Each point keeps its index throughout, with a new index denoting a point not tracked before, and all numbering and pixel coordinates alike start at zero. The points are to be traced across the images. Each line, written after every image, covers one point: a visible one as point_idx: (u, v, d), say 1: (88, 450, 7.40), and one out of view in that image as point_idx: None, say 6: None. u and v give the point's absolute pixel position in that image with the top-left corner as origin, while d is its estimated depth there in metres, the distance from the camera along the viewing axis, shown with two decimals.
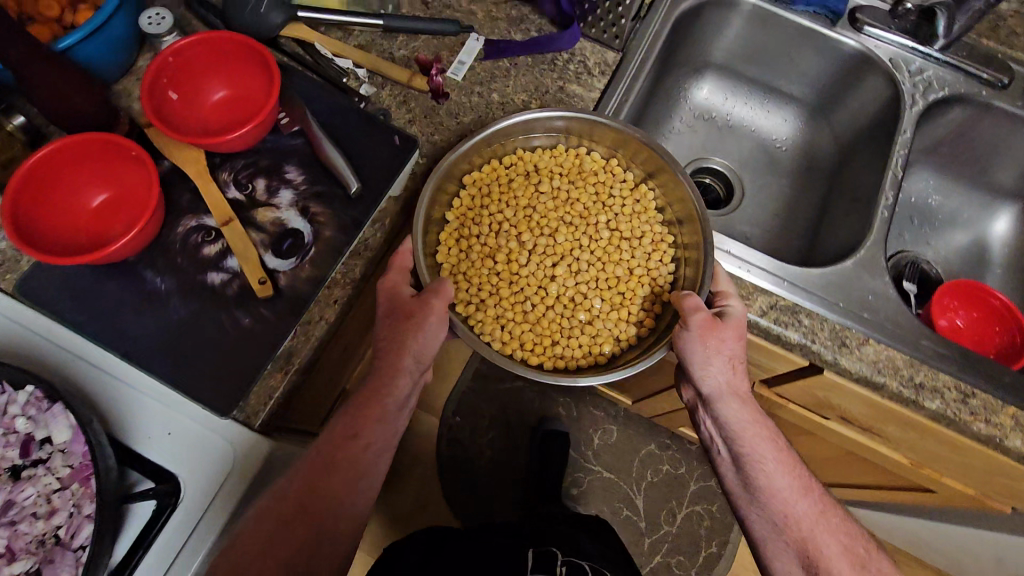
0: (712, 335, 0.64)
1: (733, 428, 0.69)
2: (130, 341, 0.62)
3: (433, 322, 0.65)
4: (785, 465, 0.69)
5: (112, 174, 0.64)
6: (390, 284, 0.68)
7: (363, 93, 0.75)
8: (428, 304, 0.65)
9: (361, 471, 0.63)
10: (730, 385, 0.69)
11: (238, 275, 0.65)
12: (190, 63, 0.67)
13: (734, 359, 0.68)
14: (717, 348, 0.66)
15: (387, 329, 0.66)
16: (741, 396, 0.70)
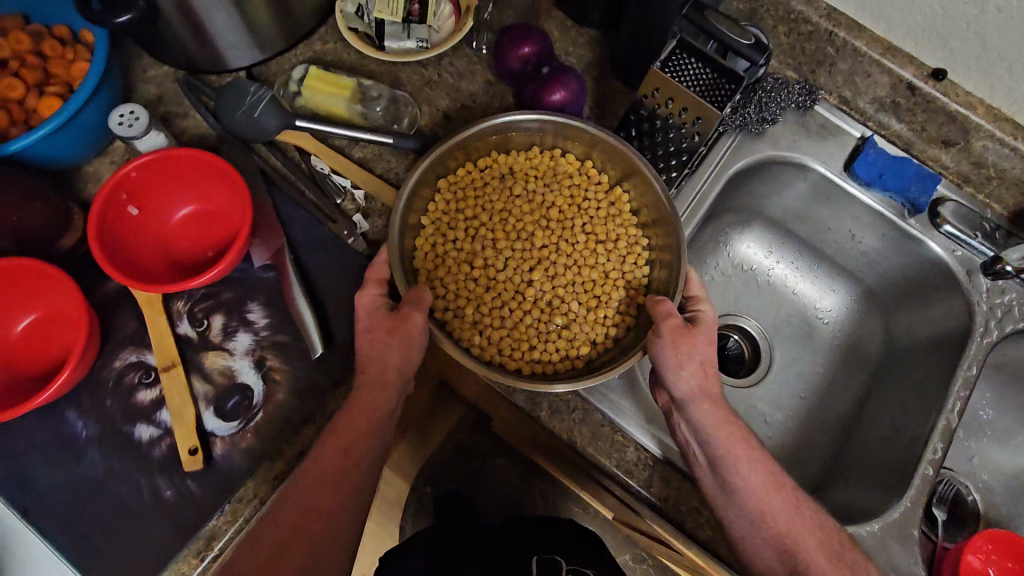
0: (685, 338, 0.57)
1: (699, 423, 0.57)
2: (34, 496, 0.55)
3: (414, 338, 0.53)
4: (754, 458, 0.57)
5: (43, 296, 0.56)
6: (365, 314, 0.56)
7: (354, 224, 0.64)
8: (408, 318, 0.53)
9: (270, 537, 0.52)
10: (695, 375, 0.58)
11: (170, 433, 0.57)
12: (156, 178, 0.59)
13: (700, 351, 0.58)
14: (686, 345, 0.57)
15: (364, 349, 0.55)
16: (707, 391, 0.58)
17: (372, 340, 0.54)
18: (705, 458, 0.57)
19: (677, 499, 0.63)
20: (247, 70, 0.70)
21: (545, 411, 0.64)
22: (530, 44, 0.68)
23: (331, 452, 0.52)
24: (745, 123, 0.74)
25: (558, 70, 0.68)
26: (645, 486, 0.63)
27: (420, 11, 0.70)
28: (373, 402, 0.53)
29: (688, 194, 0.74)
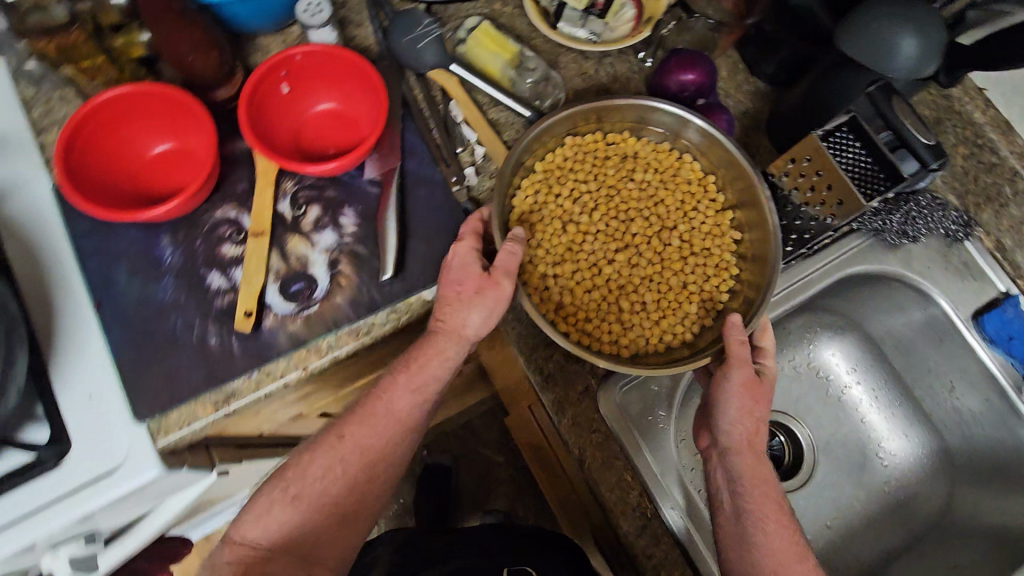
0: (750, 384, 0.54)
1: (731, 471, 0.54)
2: (110, 294, 0.61)
3: (498, 300, 0.56)
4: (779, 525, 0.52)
5: (184, 130, 0.62)
6: (455, 267, 0.58)
7: (464, 174, 0.68)
8: (500, 281, 0.56)
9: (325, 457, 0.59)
10: (742, 422, 0.55)
11: (235, 290, 0.61)
12: (315, 67, 0.63)
13: (754, 401, 0.55)
14: (749, 391, 0.55)
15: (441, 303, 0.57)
16: (748, 440, 0.55)
17: (450, 307, 0.57)
18: (732, 510, 0.53)
19: (664, 561, 0.59)
20: (427, 5, 0.74)
21: (564, 418, 0.62)
22: (696, 72, 0.67)
23: (390, 399, 0.59)
24: (882, 230, 0.69)
25: (711, 108, 0.68)
26: (633, 534, 0.60)
27: (603, 6, 0.74)
28: (436, 377, 0.58)
29: (795, 274, 0.71)
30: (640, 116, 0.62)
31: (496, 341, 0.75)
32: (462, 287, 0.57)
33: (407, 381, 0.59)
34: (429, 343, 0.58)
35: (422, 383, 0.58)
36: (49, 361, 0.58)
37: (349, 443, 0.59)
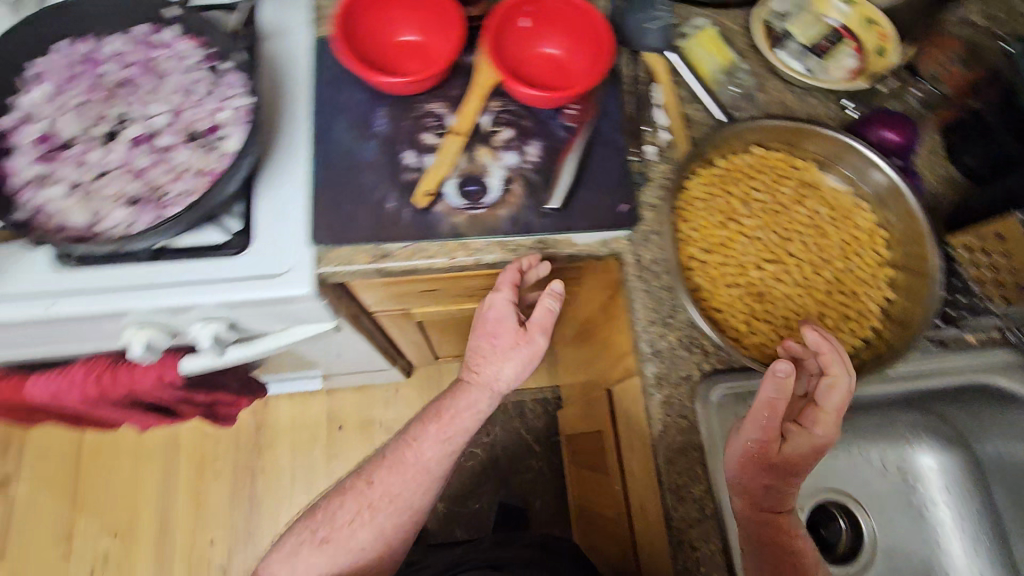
0: (783, 458, 0.56)
1: (749, 542, 0.57)
2: (324, 137, 0.71)
3: (530, 356, 0.69)
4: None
5: (432, 30, 0.72)
6: (495, 318, 0.68)
7: (643, 150, 0.73)
8: (535, 338, 0.68)
9: (359, 505, 0.74)
10: (760, 496, 0.57)
11: (421, 172, 0.69)
12: (557, 15, 0.71)
13: (785, 472, 0.56)
14: (774, 465, 0.56)
15: (483, 352, 0.69)
16: (765, 512, 0.57)
17: (490, 358, 0.69)
18: None
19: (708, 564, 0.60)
20: None
21: (659, 394, 0.64)
22: (897, 133, 0.69)
23: (418, 451, 0.74)
24: None
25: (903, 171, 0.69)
26: (684, 522, 0.61)
27: (825, 50, 0.77)
28: (465, 423, 0.73)
29: (928, 361, 0.69)
30: (834, 154, 0.65)
31: (607, 313, 0.79)
32: (500, 339, 0.69)
33: (436, 434, 0.73)
34: (465, 394, 0.72)
35: (448, 436, 0.73)
36: (261, 170, 0.69)
37: (375, 488, 0.74)
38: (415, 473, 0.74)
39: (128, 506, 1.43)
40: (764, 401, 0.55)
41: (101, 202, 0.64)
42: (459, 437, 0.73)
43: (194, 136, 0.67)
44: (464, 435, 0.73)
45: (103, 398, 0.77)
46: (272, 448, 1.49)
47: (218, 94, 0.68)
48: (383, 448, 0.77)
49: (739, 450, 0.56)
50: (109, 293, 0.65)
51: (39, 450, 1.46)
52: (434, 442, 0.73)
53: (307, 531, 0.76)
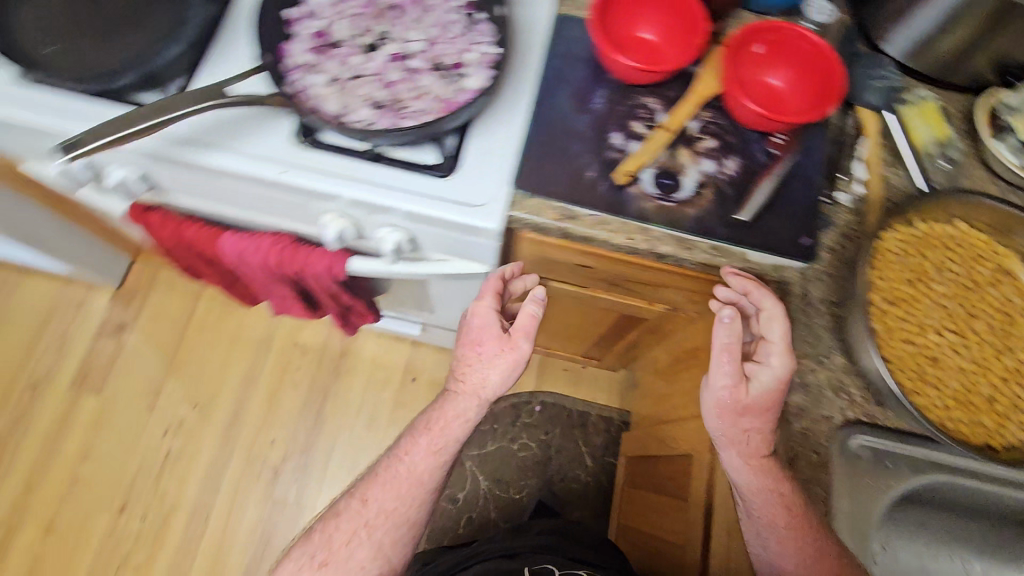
0: (750, 396, 0.65)
1: (743, 488, 0.66)
2: (544, 99, 0.77)
3: (515, 361, 0.79)
4: (800, 544, 0.64)
5: (670, 34, 0.76)
6: (480, 326, 0.79)
7: (835, 195, 0.74)
8: (517, 341, 0.78)
9: (357, 527, 0.80)
10: (741, 438, 0.66)
11: (623, 154, 0.74)
12: (792, 52, 0.74)
13: (760, 407, 0.65)
14: (744, 403, 0.66)
15: (471, 359, 0.79)
16: (755, 457, 0.66)
17: (477, 364, 0.79)
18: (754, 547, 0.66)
19: None
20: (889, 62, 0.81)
21: (797, 424, 0.65)
22: None
23: (412, 463, 0.81)
24: None
25: None
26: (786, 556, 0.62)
27: None
28: (457, 429, 0.81)
29: None
30: None
31: None
32: (484, 349, 0.79)
33: (427, 445, 0.82)
34: (453, 402, 0.81)
35: (436, 446, 0.81)
36: (483, 112, 0.76)
37: (371, 505, 0.81)
38: (408, 485, 0.81)
39: (213, 384, 1.56)
40: (722, 347, 0.66)
41: (352, 99, 0.72)
42: (449, 445, 0.81)
43: (440, 67, 0.75)
44: (454, 441, 0.81)
45: (271, 268, 0.86)
46: (348, 376, 1.58)
47: (472, 38, 0.76)
48: (373, 468, 0.84)
49: (711, 399, 0.67)
50: (330, 176, 0.73)
51: (157, 310, 1.62)
52: (427, 452, 0.81)
53: (307, 553, 0.81)
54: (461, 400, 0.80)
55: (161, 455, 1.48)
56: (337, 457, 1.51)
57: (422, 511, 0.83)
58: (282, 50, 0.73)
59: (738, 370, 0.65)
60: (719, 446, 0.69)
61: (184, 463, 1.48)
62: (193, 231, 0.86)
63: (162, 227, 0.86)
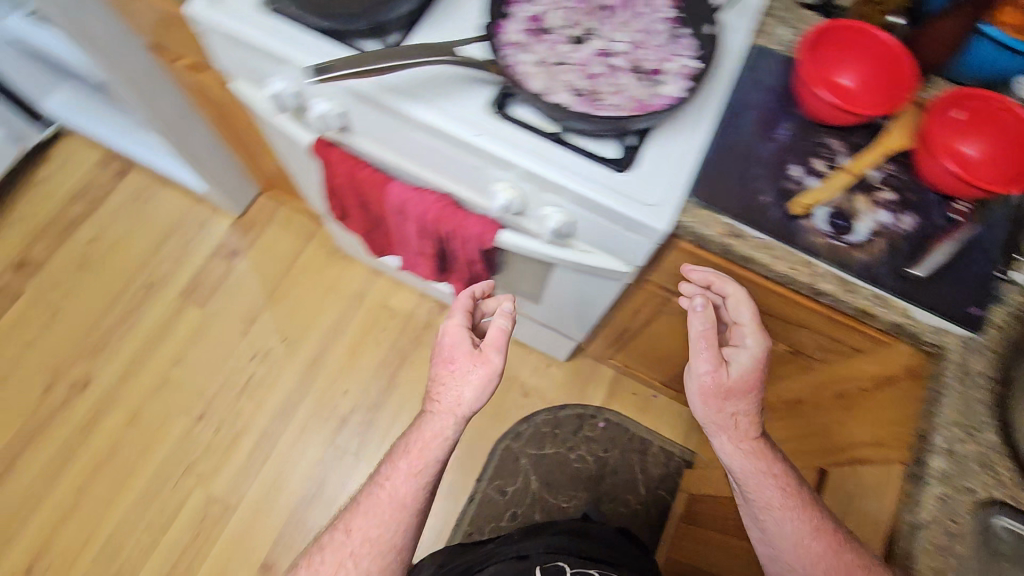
0: (732, 377, 0.75)
1: (739, 472, 0.75)
2: (730, 119, 0.79)
3: (488, 375, 0.81)
4: (803, 521, 0.73)
5: (875, 78, 0.75)
6: (452, 344, 0.83)
7: (1012, 274, 0.72)
8: (488, 357, 0.81)
9: (346, 554, 0.81)
10: (729, 423, 0.76)
11: (799, 186, 0.75)
12: (998, 130, 0.70)
13: (741, 388, 0.75)
14: (727, 385, 0.75)
15: (446, 376, 0.82)
16: (745, 439, 0.76)
17: (452, 381, 0.82)
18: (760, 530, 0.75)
19: None
20: None
21: (938, 489, 0.65)
22: None
23: (396, 488, 0.81)
24: None
25: None
26: None
27: None
28: (436, 450, 0.82)
29: None
30: None
31: None
32: (457, 366, 0.82)
33: (408, 469, 0.82)
34: (431, 421, 0.82)
35: (417, 467, 0.81)
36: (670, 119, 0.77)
37: (355, 536, 0.81)
38: (391, 510, 0.81)
39: (303, 325, 1.64)
40: (702, 337, 0.76)
41: (555, 82, 0.75)
42: (432, 464, 0.81)
43: (639, 69, 0.77)
44: (433, 461, 0.81)
45: (426, 223, 0.91)
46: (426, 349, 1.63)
47: (675, 49, 0.78)
48: (357, 499, 0.85)
49: (696, 386, 0.76)
50: (514, 147, 0.77)
51: (268, 245, 1.72)
52: (407, 476, 0.81)
53: None
54: (439, 424, 0.81)
55: (244, 379, 1.57)
56: (400, 422, 1.55)
57: (408, 534, 0.82)
58: (499, 25, 0.78)
59: (718, 357, 0.75)
60: (710, 434, 0.78)
61: (263, 391, 1.56)
62: (365, 172, 0.92)
63: (339, 161, 0.92)
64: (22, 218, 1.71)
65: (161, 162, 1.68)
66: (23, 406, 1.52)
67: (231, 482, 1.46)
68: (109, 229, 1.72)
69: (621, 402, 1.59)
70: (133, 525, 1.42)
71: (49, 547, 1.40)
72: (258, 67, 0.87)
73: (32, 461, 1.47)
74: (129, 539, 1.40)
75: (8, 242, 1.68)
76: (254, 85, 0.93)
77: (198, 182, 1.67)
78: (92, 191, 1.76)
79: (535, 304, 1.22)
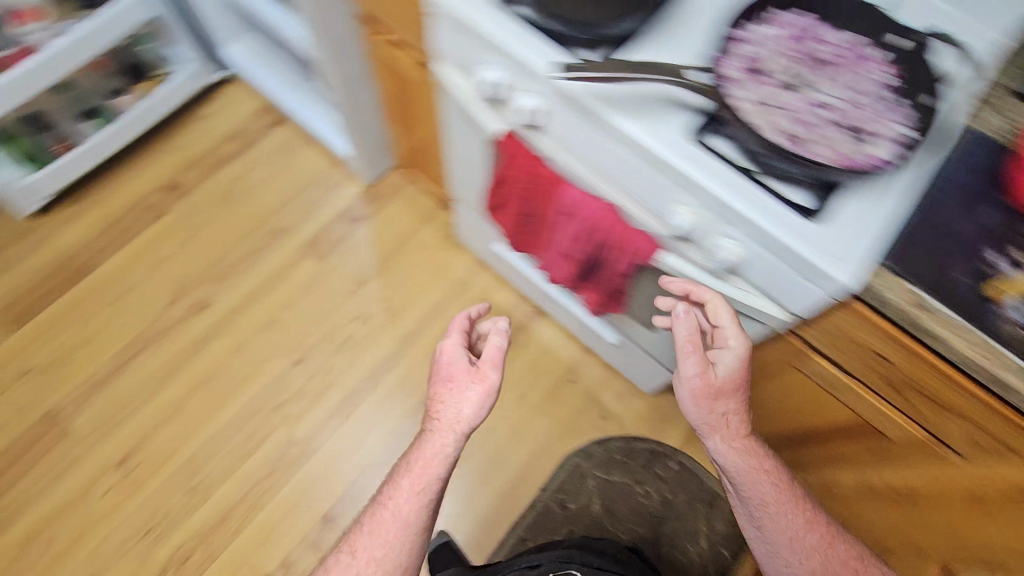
0: (720, 378, 0.91)
1: (735, 468, 0.95)
2: (931, 189, 0.77)
3: (485, 391, 0.93)
4: (792, 512, 0.97)
5: None
6: (449, 363, 0.96)
7: None
8: (484, 374, 0.93)
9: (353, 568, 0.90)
10: (721, 422, 0.94)
11: (997, 270, 0.72)
12: None
13: (728, 388, 0.92)
14: (714, 387, 0.91)
15: (446, 394, 0.93)
16: (736, 437, 0.95)
17: (452, 400, 0.92)
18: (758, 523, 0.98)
19: None
20: None
21: None
22: None
23: (403, 503, 0.92)
24: None
25: None
26: None
27: None
28: (439, 466, 0.92)
29: None
30: None
31: None
32: (458, 385, 0.93)
33: (413, 483, 0.92)
34: (432, 440, 0.93)
35: (420, 484, 0.91)
36: (868, 180, 0.78)
37: (360, 555, 0.91)
38: (395, 528, 0.91)
39: (406, 300, 1.71)
40: (690, 347, 0.90)
41: (765, 122, 0.77)
42: (432, 481, 0.91)
43: (850, 126, 0.78)
44: (437, 475, 0.92)
45: (589, 228, 0.95)
46: (515, 350, 1.67)
47: (889, 115, 0.79)
48: (361, 521, 0.95)
49: (689, 389, 0.91)
50: (708, 173, 0.78)
51: (389, 218, 1.81)
52: (412, 491, 0.91)
53: None
54: (440, 441, 0.91)
55: (343, 338, 1.65)
56: None
57: (412, 549, 0.92)
58: (717, 60, 0.81)
59: (706, 364, 0.91)
60: (705, 434, 0.96)
61: (358, 354, 1.63)
62: (545, 169, 0.97)
63: (521, 155, 0.98)
64: (180, 146, 1.86)
65: (315, 122, 1.82)
66: (146, 314, 1.64)
67: (312, 431, 1.54)
68: (252, 173, 1.85)
69: (698, 449, 1.57)
70: (219, 448, 1.51)
71: (142, 448, 1.49)
72: (474, 55, 0.93)
73: (143, 366, 1.58)
74: (211, 460, 1.49)
75: (165, 164, 1.83)
76: (461, 72, 1.00)
77: (344, 147, 1.79)
78: (245, 135, 1.90)
79: (650, 330, 1.23)
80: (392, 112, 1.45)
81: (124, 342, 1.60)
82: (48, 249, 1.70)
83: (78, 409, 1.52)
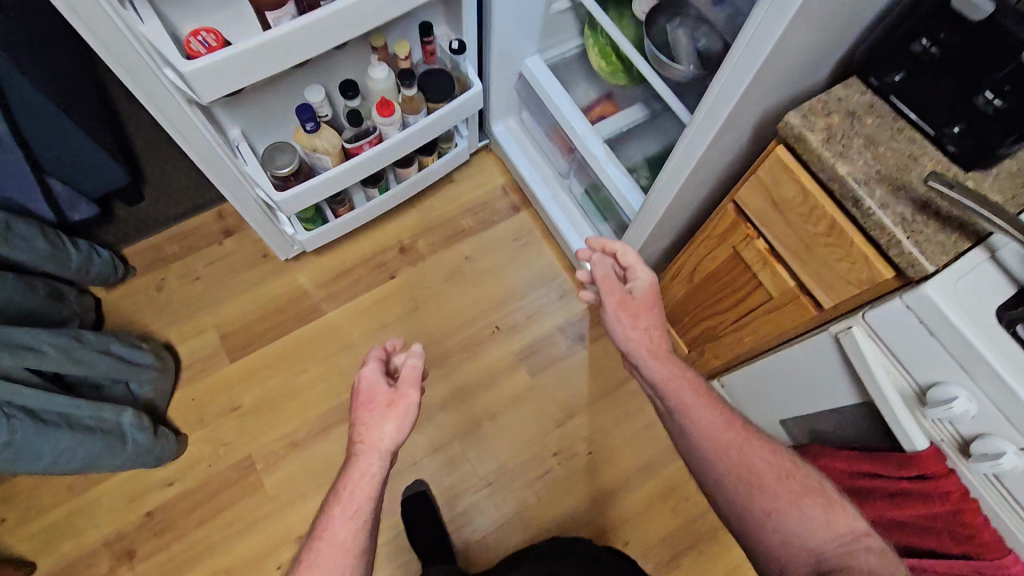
0: (636, 297, 1.01)
1: (663, 384, 0.95)
2: None
3: (405, 411, 0.84)
4: (725, 420, 0.92)
5: None
6: (366, 386, 0.86)
7: None
8: (405, 396, 0.84)
9: None
10: (645, 338, 0.98)
11: None
12: None
13: (644, 305, 1.00)
14: (632, 306, 1.00)
15: (367, 418, 0.83)
16: (662, 352, 0.97)
17: (372, 422, 0.83)
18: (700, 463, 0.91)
19: None
20: None
21: None
22: None
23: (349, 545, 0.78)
24: None
25: None
26: None
27: None
28: (364, 490, 0.80)
29: None
30: None
31: None
32: (375, 404, 0.84)
33: (347, 520, 0.79)
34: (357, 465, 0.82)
35: (353, 509, 0.79)
36: None
37: None
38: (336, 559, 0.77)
39: (611, 450, 1.58)
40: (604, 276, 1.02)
41: None
42: (366, 506, 0.79)
43: None
44: (366, 505, 0.80)
45: None
46: (718, 549, 1.49)
47: None
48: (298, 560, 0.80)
49: (613, 312, 1.00)
50: None
51: (610, 348, 1.69)
52: (344, 520, 0.79)
53: None
54: (375, 473, 0.81)
55: (539, 473, 1.55)
56: None
57: None
58: None
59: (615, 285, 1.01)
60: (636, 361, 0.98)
61: (551, 497, 1.53)
62: (976, 520, 0.79)
63: (952, 492, 0.79)
64: (421, 208, 1.82)
65: (564, 228, 1.71)
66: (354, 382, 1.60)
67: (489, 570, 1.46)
68: (483, 255, 1.78)
69: None
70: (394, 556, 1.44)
71: None
72: (934, 359, 0.77)
73: (340, 438, 1.54)
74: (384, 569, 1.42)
75: (403, 224, 1.80)
76: (887, 351, 0.84)
77: None
78: (485, 211, 1.84)
79: None
80: (686, 275, 1.33)
81: (326, 406, 1.57)
82: (280, 284, 1.69)
83: (271, 466, 1.50)
